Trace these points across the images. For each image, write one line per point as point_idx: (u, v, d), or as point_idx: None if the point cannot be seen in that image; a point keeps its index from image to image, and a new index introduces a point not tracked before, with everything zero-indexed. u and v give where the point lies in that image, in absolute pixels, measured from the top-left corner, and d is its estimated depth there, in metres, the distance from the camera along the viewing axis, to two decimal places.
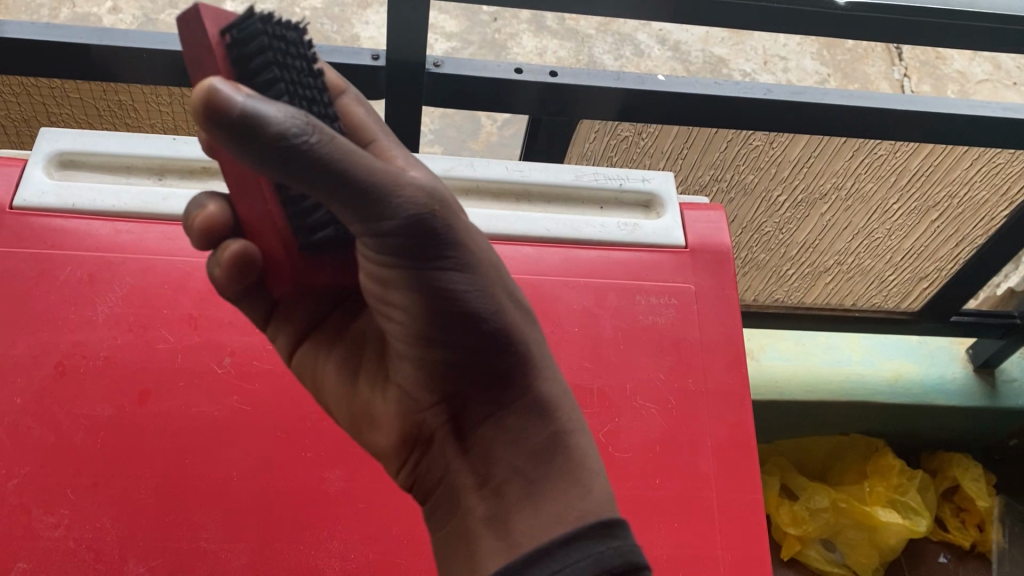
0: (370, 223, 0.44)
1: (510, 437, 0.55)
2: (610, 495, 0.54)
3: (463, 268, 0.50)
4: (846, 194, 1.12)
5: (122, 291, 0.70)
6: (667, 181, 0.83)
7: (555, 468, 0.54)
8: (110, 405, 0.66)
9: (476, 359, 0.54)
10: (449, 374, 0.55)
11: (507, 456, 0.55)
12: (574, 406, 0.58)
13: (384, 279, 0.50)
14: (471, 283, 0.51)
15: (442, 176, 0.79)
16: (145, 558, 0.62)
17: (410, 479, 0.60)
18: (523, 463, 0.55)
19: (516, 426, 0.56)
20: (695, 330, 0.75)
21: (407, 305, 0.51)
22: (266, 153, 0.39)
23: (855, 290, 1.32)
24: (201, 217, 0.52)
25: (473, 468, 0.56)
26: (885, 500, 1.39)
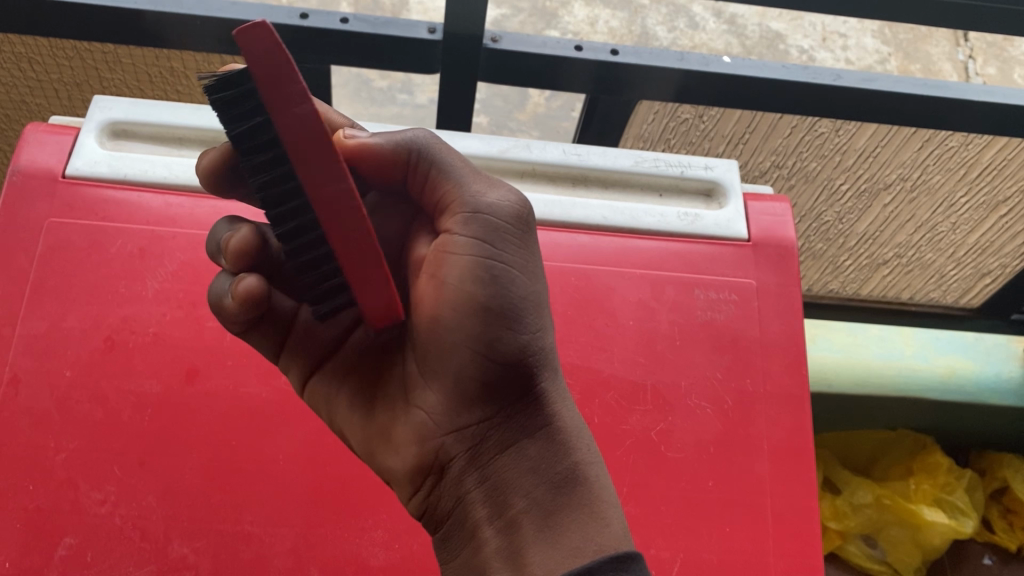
0: (460, 212, 0.54)
1: (532, 464, 0.54)
2: (627, 530, 0.52)
3: (521, 266, 0.55)
4: (911, 186, 1.08)
5: (172, 266, 0.69)
6: (731, 170, 0.80)
7: (575, 499, 0.52)
8: (158, 382, 0.65)
9: (513, 376, 0.55)
10: (483, 389, 0.56)
11: (526, 485, 0.54)
12: (591, 442, 0.56)
13: (449, 273, 0.55)
14: (529, 283, 0.56)
15: (497, 157, 0.77)
16: (189, 539, 0.61)
17: (422, 507, 0.58)
18: (541, 492, 0.53)
19: (538, 454, 0.54)
20: (756, 328, 0.73)
21: (467, 298, 0.54)
22: (398, 151, 0.55)
23: (912, 284, 1.29)
24: (236, 241, 0.54)
25: (489, 500, 0.54)
26: (930, 499, 1.37)
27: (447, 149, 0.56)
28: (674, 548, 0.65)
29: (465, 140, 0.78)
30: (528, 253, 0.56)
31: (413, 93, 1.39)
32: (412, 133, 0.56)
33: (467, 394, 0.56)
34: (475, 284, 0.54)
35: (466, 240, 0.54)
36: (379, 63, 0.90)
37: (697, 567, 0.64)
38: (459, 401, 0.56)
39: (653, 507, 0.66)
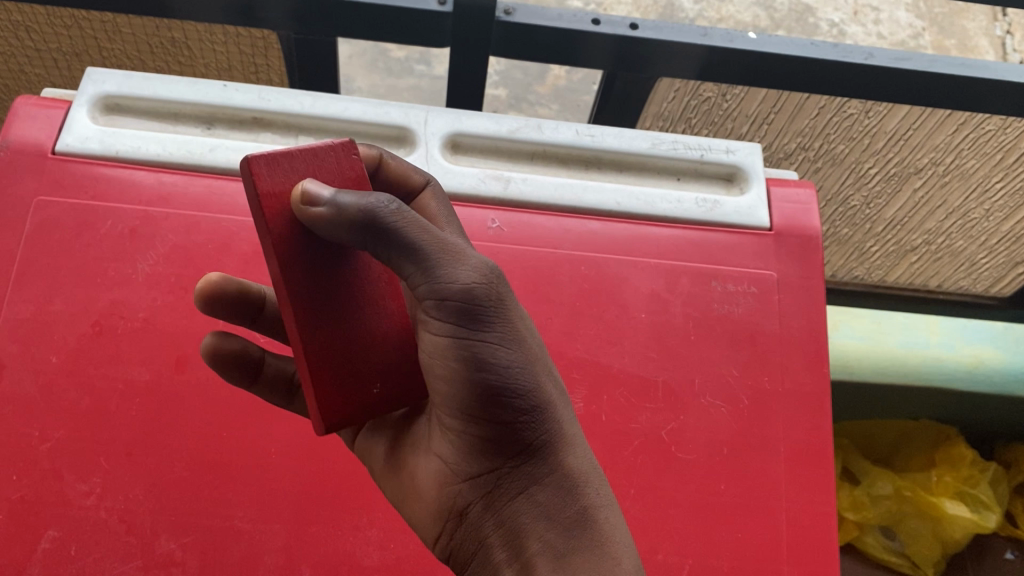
0: (424, 289, 0.46)
1: (542, 511, 0.49)
2: (638, 567, 0.49)
3: (502, 332, 0.47)
4: (944, 171, 1.03)
5: (163, 248, 0.66)
6: (754, 154, 0.76)
7: (585, 543, 0.48)
8: (148, 370, 0.63)
9: (510, 432, 0.48)
10: (485, 450, 0.49)
11: (537, 533, 0.48)
12: (603, 481, 0.51)
13: (429, 345, 0.48)
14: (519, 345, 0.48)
15: (507, 138, 0.74)
16: (177, 534, 0.59)
17: (447, 550, 0.52)
18: (554, 537, 0.48)
19: (551, 500, 0.49)
20: (775, 323, 0.69)
21: (446, 370, 0.48)
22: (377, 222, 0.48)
23: (941, 272, 1.24)
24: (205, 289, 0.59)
25: (503, 546, 0.49)
26: (952, 492, 1.35)
27: (403, 216, 0.46)
28: (682, 553, 0.62)
29: (473, 119, 0.74)
30: (512, 315, 0.48)
31: (431, 64, 1.35)
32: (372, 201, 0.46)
33: (469, 452, 0.50)
34: (459, 362, 0.47)
35: (434, 317, 0.47)
36: (388, 36, 0.86)
37: (707, 574, 0.61)
38: (464, 458, 0.50)
39: (662, 510, 0.62)
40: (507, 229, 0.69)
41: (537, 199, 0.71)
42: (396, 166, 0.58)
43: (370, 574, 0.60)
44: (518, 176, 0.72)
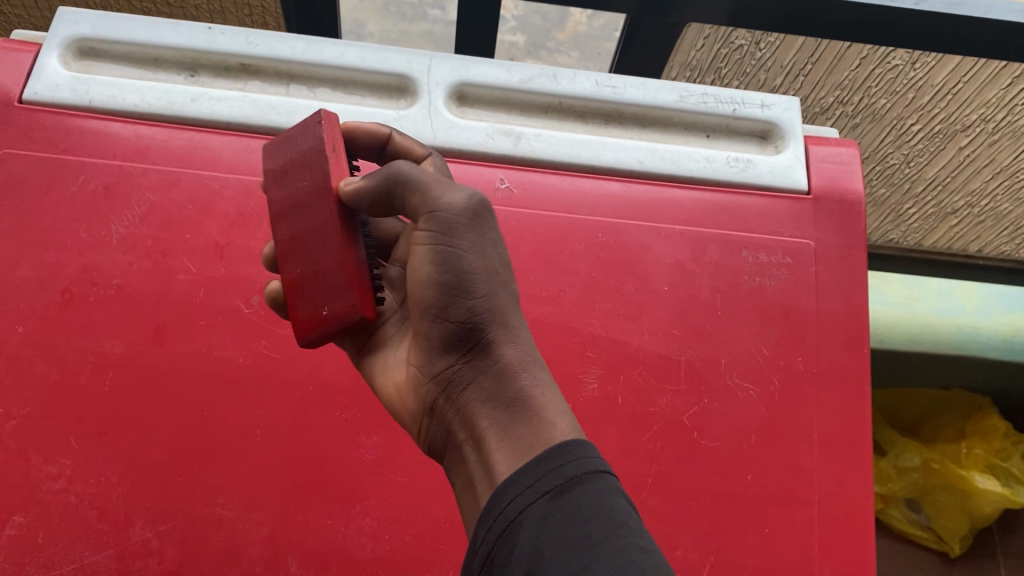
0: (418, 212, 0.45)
1: (490, 392, 0.44)
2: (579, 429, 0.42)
3: (470, 239, 0.44)
4: (994, 128, 0.94)
5: (140, 208, 0.60)
6: (792, 109, 0.68)
7: (530, 417, 0.42)
8: (122, 341, 0.57)
9: (468, 330, 0.44)
10: (442, 346, 0.46)
11: (485, 413, 0.43)
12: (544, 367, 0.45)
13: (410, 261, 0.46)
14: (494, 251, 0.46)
15: (518, 88, 0.67)
16: (153, 521, 0.54)
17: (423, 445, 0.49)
18: (500, 415, 0.43)
19: (499, 381, 0.44)
20: (811, 297, 0.63)
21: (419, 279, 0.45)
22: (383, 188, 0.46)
23: (982, 235, 1.16)
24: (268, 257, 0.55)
25: (463, 431, 0.44)
26: (983, 466, 1.27)
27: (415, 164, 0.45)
28: (705, 550, 0.56)
29: (481, 67, 0.67)
30: (488, 230, 0.45)
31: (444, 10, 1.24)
32: (394, 166, 0.46)
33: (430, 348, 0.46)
34: (430, 269, 0.44)
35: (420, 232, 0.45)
36: None
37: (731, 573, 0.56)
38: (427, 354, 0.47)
39: (683, 502, 0.57)
40: (517, 190, 0.63)
41: (551, 158, 0.64)
42: (402, 140, 0.54)
43: (362, 567, 0.55)
44: (530, 132, 0.65)
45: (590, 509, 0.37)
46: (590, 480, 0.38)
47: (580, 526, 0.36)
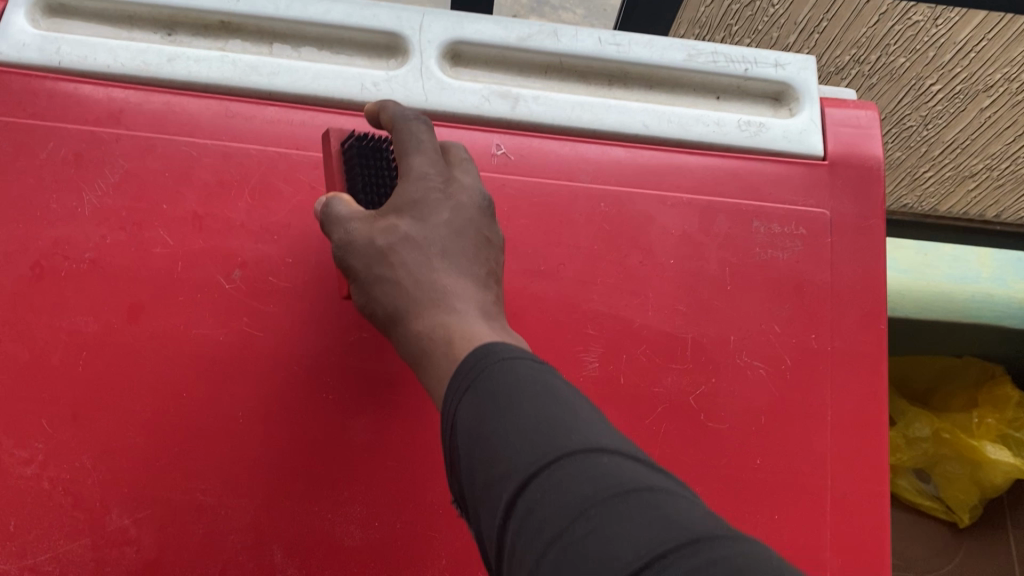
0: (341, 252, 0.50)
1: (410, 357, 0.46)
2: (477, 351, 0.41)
3: (351, 247, 0.47)
4: (1018, 88, 0.91)
5: (114, 176, 0.57)
6: (808, 68, 0.64)
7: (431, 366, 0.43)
8: (95, 319, 0.54)
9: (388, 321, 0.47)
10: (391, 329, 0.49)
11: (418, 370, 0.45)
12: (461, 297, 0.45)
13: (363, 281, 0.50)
14: (371, 233, 0.47)
15: (515, 47, 0.62)
16: (130, 508, 0.52)
17: None
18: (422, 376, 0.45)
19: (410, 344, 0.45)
20: (826, 271, 0.59)
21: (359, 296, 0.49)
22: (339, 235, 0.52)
23: (1000, 201, 1.12)
24: None
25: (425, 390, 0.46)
26: (995, 435, 1.24)
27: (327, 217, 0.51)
28: None
29: (476, 23, 0.63)
30: (364, 225, 0.47)
31: None
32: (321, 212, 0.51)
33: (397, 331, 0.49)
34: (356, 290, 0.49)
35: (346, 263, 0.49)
36: None
37: None
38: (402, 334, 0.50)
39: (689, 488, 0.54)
40: (514, 156, 0.59)
41: (551, 122, 0.60)
42: (383, 111, 0.52)
43: (351, 555, 0.52)
44: (528, 94, 0.61)
45: (495, 383, 0.38)
46: (501, 366, 0.39)
47: (488, 400, 0.37)
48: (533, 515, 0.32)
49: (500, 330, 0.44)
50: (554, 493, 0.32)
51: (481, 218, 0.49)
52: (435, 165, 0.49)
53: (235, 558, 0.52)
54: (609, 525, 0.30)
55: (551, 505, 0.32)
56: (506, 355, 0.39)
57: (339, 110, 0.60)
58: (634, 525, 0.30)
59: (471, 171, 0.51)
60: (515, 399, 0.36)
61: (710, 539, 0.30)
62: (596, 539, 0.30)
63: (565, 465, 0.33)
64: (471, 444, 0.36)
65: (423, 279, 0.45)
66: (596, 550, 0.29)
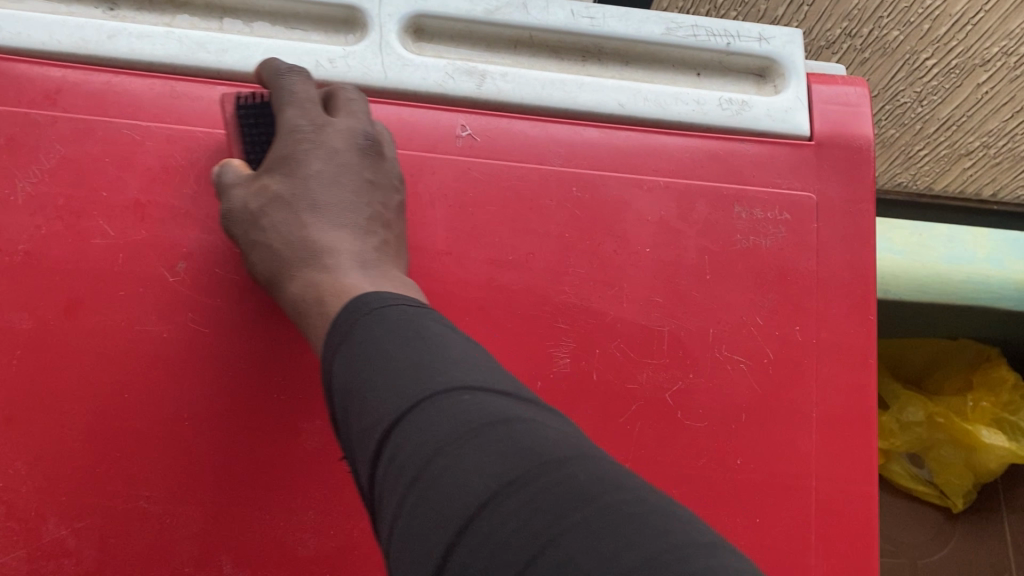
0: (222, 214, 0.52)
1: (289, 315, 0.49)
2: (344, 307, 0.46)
3: (234, 213, 0.50)
4: (1016, 62, 0.87)
5: (49, 161, 0.53)
6: (794, 42, 0.60)
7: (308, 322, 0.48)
8: (30, 315, 0.50)
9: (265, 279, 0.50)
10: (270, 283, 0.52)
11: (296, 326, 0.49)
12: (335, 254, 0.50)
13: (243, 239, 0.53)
14: (246, 198, 0.50)
15: (482, 20, 0.58)
16: (68, 517, 0.48)
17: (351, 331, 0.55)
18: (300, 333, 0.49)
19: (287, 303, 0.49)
20: (812, 258, 0.56)
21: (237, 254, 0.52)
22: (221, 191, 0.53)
23: (997, 179, 1.08)
24: None
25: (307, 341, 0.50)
26: (989, 419, 1.21)
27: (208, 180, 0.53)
28: None
29: None
30: (248, 191, 0.50)
31: None
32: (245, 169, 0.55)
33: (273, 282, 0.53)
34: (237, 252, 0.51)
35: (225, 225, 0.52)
36: None
37: None
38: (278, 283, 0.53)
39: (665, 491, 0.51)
40: (480, 137, 0.55)
41: (519, 101, 0.57)
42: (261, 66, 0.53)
43: (307, 565, 0.49)
44: (495, 71, 0.57)
45: (367, 336, 0.42)
46: (373, 318, 0.43)
47: (359, 354, 0.41)
48: (396, 453, 0.36)
49: (375, 275, 0.49)
50: (414, 434, 0.36)
51: (359, 161, 0.53)
52: (308, 116, 0.52)
53: (182, 570, 0.48)
54: (461, 459, 0.34)
55: (412, 444, 0.36)
56: (377, 306, 0.44)
57: None
58: (484, 456, 0.34)
59: (360, 110, 0.54)
60: (383, 351, 0.41)
61: (556, 459, 0.34)
62: (450, 472, 0.34)
63: (428, 406, 0.37)
64: (345, 395, 0.41)
65: (302, 235, 0.51)
66: (448, 482, 0.34)
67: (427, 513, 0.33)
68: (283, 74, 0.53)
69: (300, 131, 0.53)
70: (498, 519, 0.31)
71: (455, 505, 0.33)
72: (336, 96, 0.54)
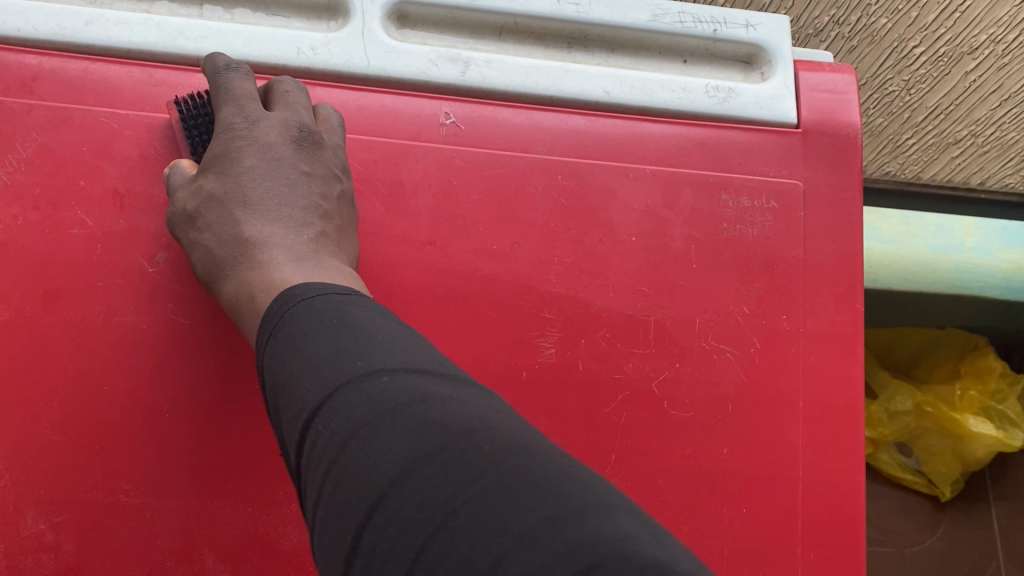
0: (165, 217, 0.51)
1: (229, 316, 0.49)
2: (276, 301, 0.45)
3: (175, 215, 0.50)
4: (1004, 50, 0.87)
5: (25, 150, 0.52)
6: (780, 29, 0.60)
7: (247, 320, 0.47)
8: (6, 307, 0.49)
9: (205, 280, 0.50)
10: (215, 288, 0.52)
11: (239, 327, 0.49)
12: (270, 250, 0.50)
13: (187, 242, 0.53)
14: (185, 199, 0.50)
15: (465, 6, 0.57)
16: (47, 511, 0.48)
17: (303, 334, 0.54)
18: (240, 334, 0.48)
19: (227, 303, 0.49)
20: (799, 246, 0.55)
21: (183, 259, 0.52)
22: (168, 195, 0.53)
23: (986, 168, 1.06)
24: None
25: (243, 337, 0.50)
26: (977, 408, 1.21)
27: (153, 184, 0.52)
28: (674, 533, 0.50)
29: None
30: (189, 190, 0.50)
31: None
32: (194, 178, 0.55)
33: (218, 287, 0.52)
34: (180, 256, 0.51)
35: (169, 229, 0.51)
36: None
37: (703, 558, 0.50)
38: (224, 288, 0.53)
39: (651, 481, 0.51)
40: (464, 125, 0.55)
41: (504, 88, 0.56)
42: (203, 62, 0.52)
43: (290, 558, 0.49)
44: (479, 57, 0.56)
45: (291, 326, 0.41)
46: (299, 306, 0.42)
47: (283, 345, 0.41)
48: (314, 441, 0.36)
49: (309, 266, 0.49)
50: (329, 419, 0.36)
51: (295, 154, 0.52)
52: (242, 114, 0.52)
53: (163, 564, 0.48)
54: (375, 442, 0.34)
55: (329, 430, 0.36)
56: (303, 296, 0.43)
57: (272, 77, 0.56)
58: (395, 438, 0.34)
59: (299, 103, 0.54)
60: (305, 342, 0.40)
61: (466, 434, 0.33)
62: (363, 455, 0.34)
63: (345, 392, 0.37)
64: (272, 384, 0.40)
65: (236, 234, 0.51)
66: (360, 466, 0.33)
67: (343, 499, 0.33)
68: (223, 67, 0.52)
69: (236, 127, 0.52)
70: (405, 502, 0.32)
71: (366, 489, 0.33)
72: (274, 90, 0.54)
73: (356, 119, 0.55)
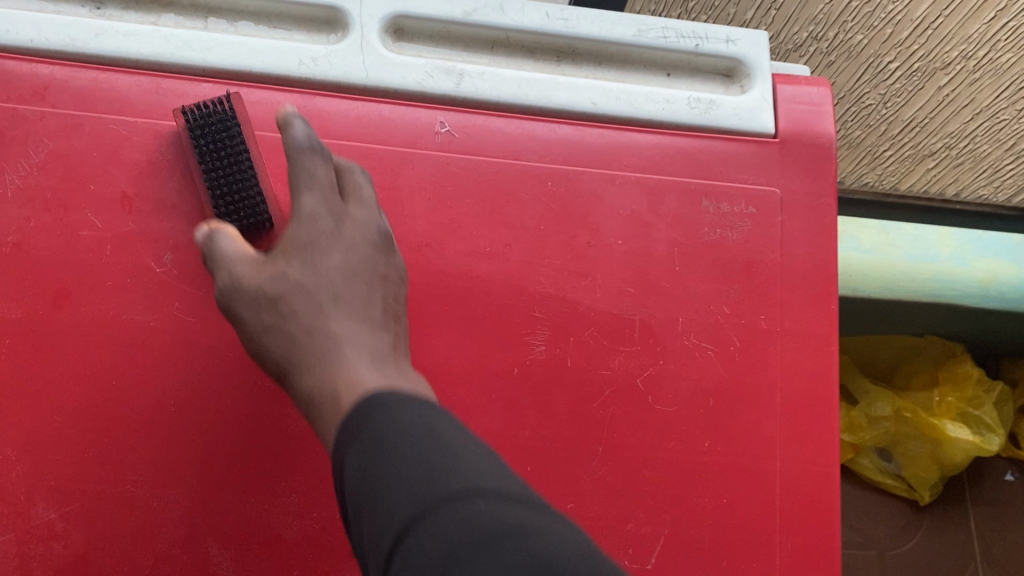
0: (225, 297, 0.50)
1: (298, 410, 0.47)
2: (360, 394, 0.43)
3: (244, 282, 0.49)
4: (975, 66, 0.90)
5: (37, 155, 0.54)
6: (760, 43, 0.62)
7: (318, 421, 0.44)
8: (18, 306, 0.52)
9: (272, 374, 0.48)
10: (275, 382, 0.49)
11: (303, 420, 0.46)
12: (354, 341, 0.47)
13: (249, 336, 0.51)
14: (261, 282, 0.48)
15: (460, 21, 0.60)
16: (57, 502, 0.50)
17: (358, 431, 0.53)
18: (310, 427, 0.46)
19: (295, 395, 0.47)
20: (776, 250, 0.58)
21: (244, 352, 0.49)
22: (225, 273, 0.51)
23: (960, 180, 1.11)
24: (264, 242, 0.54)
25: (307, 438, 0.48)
26: (954, 414, 1.25)
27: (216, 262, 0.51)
28: (657, 522, 0.53)
29: None
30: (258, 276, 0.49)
31: None
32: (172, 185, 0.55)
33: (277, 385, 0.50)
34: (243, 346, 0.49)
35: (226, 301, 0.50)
36: None
37: (685, 545, 0.53)
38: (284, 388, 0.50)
39: (636, 472, 0.53)
40: (458, 134, 0.57)
41: (496, 99, 0.58)
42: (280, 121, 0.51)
43: (290, 547, 0.51)
44: (472, 69, 0.59)
45: (375, 432, 0.39)
46: (387, 415, 0.40)
47: (373, 449, 0.38)
48: (409, 562, 0.33)
49: (386, 369, 0.46)
50: (423, 542, 0.33)
51: (374, 256, 0.51)
52: (326, 203, 0.51)
53: (168, 551, 0.50)
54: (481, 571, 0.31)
55: (428, 551, 0.33)
56: (389, 403, 0.41)
57: (273, 87, 0.57)
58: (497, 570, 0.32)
59: (369, 198, 0.53)
60: (394, 446, 0.38)
61: None
62: None
63: (442, 512, 0.35)
64: (353, 501, 0.38)
65: (310, 323, 0.47)
66: None
67: None
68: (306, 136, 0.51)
69: (319, 216, 0.50)
70: None
71: None
72: (347, 181, 0.53)
73: (354, 129, 0.57)
